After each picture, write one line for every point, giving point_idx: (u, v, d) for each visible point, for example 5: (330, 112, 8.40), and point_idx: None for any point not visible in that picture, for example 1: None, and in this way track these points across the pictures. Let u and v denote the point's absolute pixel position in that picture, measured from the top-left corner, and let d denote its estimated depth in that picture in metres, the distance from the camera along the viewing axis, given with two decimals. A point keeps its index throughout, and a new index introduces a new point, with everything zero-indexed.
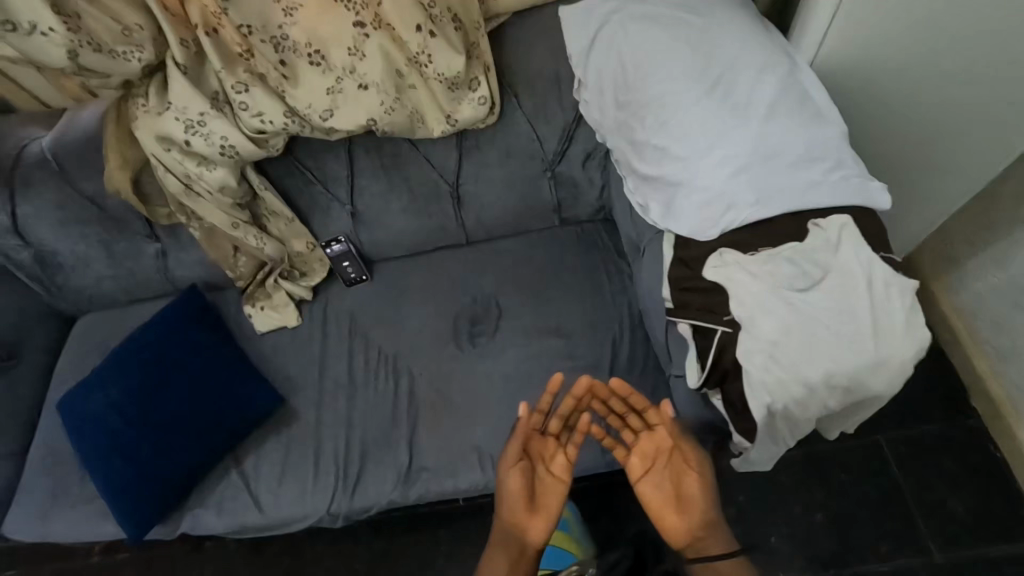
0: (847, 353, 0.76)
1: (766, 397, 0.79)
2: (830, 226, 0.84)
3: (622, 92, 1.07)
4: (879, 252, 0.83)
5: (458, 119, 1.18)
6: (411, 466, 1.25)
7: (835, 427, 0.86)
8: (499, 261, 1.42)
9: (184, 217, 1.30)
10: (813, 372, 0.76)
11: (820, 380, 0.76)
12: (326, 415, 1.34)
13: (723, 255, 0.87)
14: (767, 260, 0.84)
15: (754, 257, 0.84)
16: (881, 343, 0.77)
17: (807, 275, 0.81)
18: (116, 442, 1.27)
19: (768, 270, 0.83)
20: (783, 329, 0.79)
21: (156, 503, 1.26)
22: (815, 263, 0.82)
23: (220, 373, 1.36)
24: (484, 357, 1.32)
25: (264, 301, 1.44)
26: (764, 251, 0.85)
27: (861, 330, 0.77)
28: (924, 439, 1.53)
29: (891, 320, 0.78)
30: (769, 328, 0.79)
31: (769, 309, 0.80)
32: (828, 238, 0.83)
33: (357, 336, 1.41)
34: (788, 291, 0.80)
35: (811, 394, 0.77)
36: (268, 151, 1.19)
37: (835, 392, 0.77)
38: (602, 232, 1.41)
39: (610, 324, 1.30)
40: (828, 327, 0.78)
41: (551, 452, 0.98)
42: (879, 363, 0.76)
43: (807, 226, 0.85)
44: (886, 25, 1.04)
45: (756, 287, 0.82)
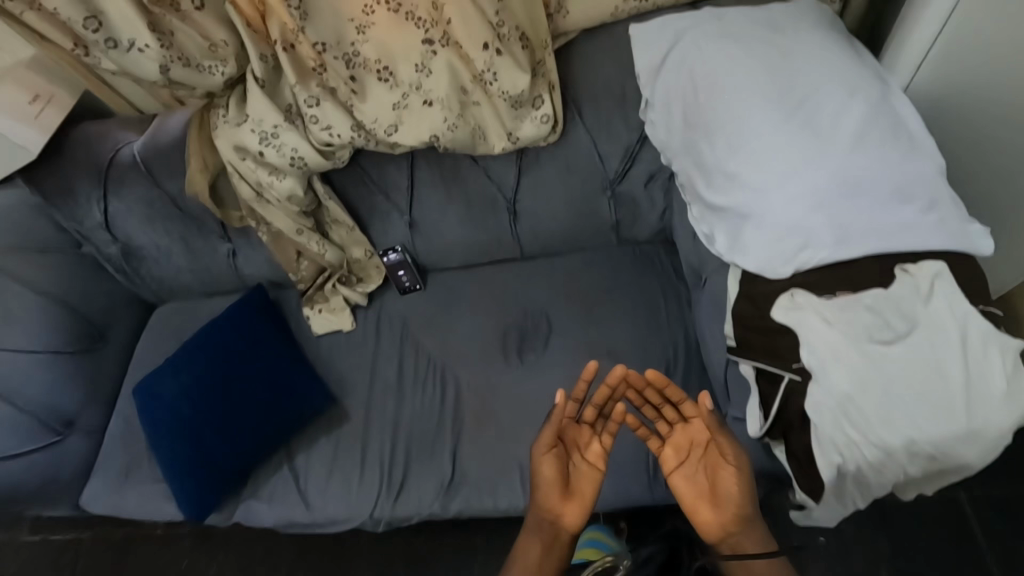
0: (933, 418, 0.70)
1: (835, 456, 0.73)
2: (921, 273, 0.77)
3: (693, 114, 1.03)
4: (979, 305, 0.75)
5: (519, 137, 1.18)
6: (454, 479, 1.25)
7: (912, 489, 0.77)
8: (552, 278, 1.40)
9: (254, 221, 1.36)
10: (891, 435, 0.70)
11: (899, 445, 0.70)
12: (374, 420, 1.36)
13: (794, 296, 0.81)
14: (845, 305, 0.77)
15: (830, 301, 0.78)
16: (974, 409, 0.69)
17: (890, 325, 0.75)
18: (181, 429, 1.35)
19: (845, 317, 0.76)
20: (859, 384, 0.73)
21: (212, 492, 1.31)
22: (901, 313, 0.75)
23: (281, 370, 1.41)
24: (532, 373, 1.30)
25: (322, 304, 1.48)
26: (842, 296, 0.79)
27: (950, 392, 0.70)
28: (1012, 498, 1.39)
29: (988, 384, 0.70)
30: (843, 381, 0.73)
31: (845, 360, 0.74)
32: (917, 287, 0.76)
33: (408, 344, 1.43)
34: (867, 342, 0.74)
35: (887, 458, 0.71)
36: (334, 162, 1.23)
37: (916, 458, 0.71)
38: (661, 254, 1.37)
39: (665, 351, 1.26)
40: (912, 387, 0.71)
41: (584, 439, 0.95)
42: (970, 432, 0.69)
43: (894, 271, 0.78)
44: (993, 50, 0.95)
45: (831, 335, 0.76)
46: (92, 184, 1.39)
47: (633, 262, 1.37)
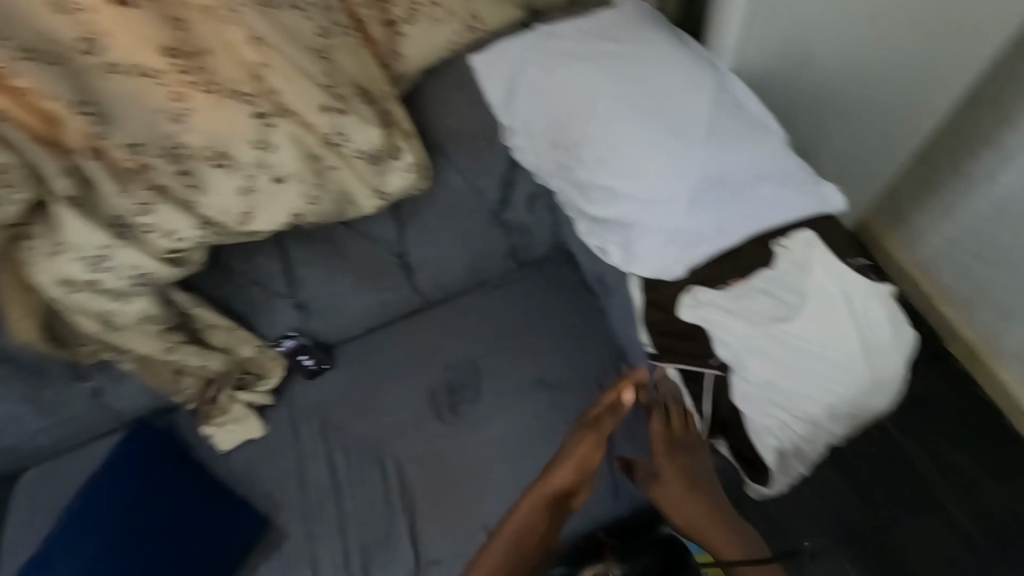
0: (843, 379, 0.74)
1: (772, 439, 0.77)
2: (795, 244, 0.82)
3: (555, 132, 1.02)
4: (849, 260, 0.80)
5: (388, 193, 1.11)
6: (421, 562, 1.16)
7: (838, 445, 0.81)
8: (465, 319, 1.35)
9: (111, 353, 1.17)
10: (813, 406, 0.74)
11: (821, 413, 0.74)
12: (318, 526, 1.23)
13: (695, 294, 0.83)
14: (741, 292, 0.80)
15: (727, 291, 0.81)
16: (871, 360, 0.75)
17: (784, 301, 0.78)
18: None
19: (745, 304, 0.79)
20: (774, 367, 0.76)
21: None
22: (789, 287, 0.79)
23: (196, 508, 1.22)
24: (471, 427, 1.24)
25: (222, 417, 1.31)
26: (735, 284, 0.82)
27: (851, 350, 0.74)
28: (916, 394, 1.55)
29: (875, 331, 0.76)
30: (759, 367, 0.76)
31: (756, 347, 0.77)
32: (796, 259, 0.81)
33: (334, 433, 1.31)
34: (771, 323, 0.77)
35: (815, 427, 0.75)
36: (186, 268, 1.09)
37: (839, 419, 0.75)
38: (564, 267, 1.37)
39: (592, 362, 1.26)
40: (819, 355, 0.75)
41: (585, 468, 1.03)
42: (875, 381, 0.74)
43: (773, 249, 0.83)
44: (795, 18, 1.04)
45: (737, 325, 0.78)
46: None
47: (539, 282, 1.36)
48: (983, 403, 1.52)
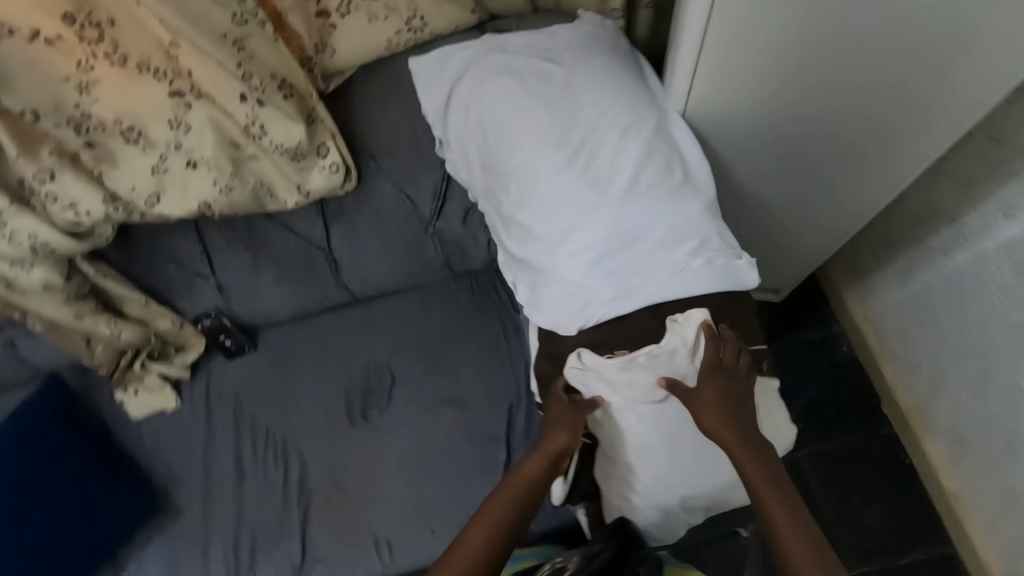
0: (703, 475, 0.81)
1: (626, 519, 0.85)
2: (688, 321, 0.80)
3: (486, 155, 0.96)
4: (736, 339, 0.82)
5: (311, 191, 1.07)
6: (306, 559, 1.18)
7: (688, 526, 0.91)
8: (390, 323, 1.33)
9: (17, 312, 1.15)
10: (669, 496, 0.81)
11: (676, 503, 0.82)
12: (213, 507, 1.24)
13: (582, 356, 0.83)
14: (625, 365, 0.81)
15: (614, 363, 0.81)
16: None
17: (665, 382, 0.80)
18: None
19: (628, 382, 0.81)
20: (640, 448, 0.81)
21: None
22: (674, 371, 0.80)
23: (80, 481, 1.21)
24: (376, 433, 1.24)
25: (136, 384, 1.30)
26: (619, 355, 0.81)
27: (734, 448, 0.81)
28: (841, 449, 1.53)
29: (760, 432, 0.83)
30: (639, 447, 0.81)
31: (626, 426, 0.82)
32: (683, 339, 0.80)
33: (244, 419, 1.30)
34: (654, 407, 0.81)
35: (667, 515, 0.83)
36: (94, 241, 1.06)
37: (692, 509, 0.83)
38: (498, 283, 1.34)
39: (507, 386, 1.25)
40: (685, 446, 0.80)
41: (561, 449, 0.83)
42: (734, 481, 0.81)
43: (666, 321, 0.81)
44: (755, 66, 0.96)
45: (611, 398, 0.82)
46: None
47: (470, 297, 1.33)
48: (906, 468, 1.50)
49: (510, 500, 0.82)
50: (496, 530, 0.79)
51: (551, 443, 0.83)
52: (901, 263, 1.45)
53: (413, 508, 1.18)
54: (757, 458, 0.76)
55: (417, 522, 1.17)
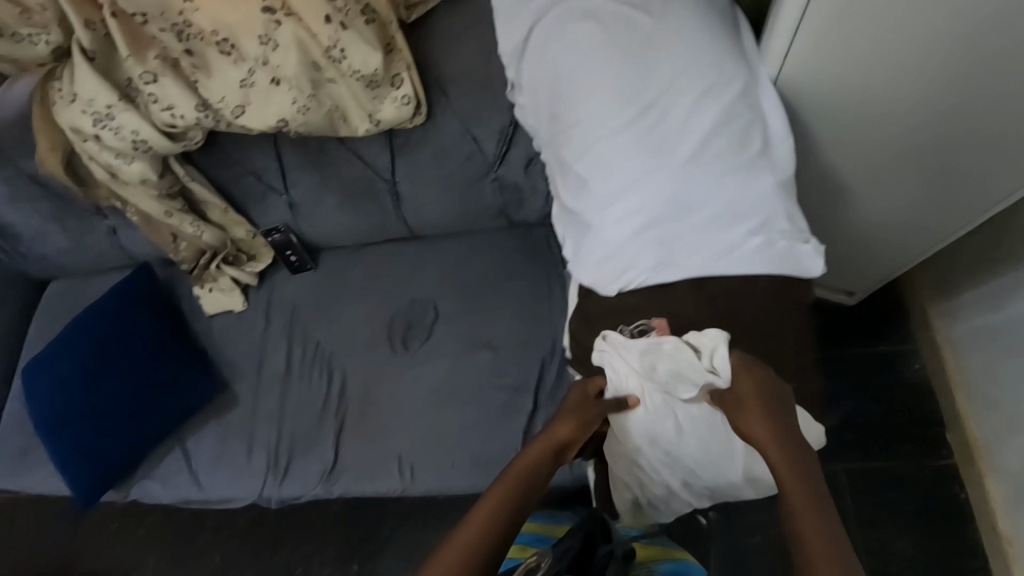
0: (710, 467, 0.82)
1: (627, 486, 0.90)
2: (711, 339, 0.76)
3: (554, 102, 0.95)
4: (782, 322, 0.80)
5: (381, 121, 1.08)
6: (336, 464, 1.28)
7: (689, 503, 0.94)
8: (441, 264, 1.37)
9: (119, 202, 1.28)
10: (672, 476, 0.84)
11: (678, 482, 0.84)
12: (262, 403, 1.36)
13: (607, 339, 0.83)
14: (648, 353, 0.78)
15: (636, 347, 0.79)
16: (750, 463, 0.80)
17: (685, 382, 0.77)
18: (58, 419, 1.32)
19: (646, 372, 0.79)
20: (650, 435, 0.81)
21: (98, 476, 1.32)
22: (700, 374, 0.76)
23: (168, 349, 1.39)
24: (414, 362, 1.31)
25: (212, 283, 1.44)
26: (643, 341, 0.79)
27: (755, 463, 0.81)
28: (886, 469, 1.44)
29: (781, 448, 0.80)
30: (651, 438, 0.82)
31: (642, 414, 0.81)
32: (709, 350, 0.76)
33: (298, 331, 1.40)
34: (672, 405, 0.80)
35: (668, 489, 0.87)
36: (184, 144, 1.13)
37: (694, 490, 0.86)
38: (550, 239, 1.33)
39: (543, 340, 1.27)
40: (698, 441, 0.80)
41: (565, 438, 0.80)
42: (742, 478, 0.81)
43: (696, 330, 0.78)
44: (864, 32, 0.87)
45: (629, 380, 0.81)
46: None
47: (520, 249, 1.34)
48: (958, 503, 1.39)
49: (510, 487, 0.77)
50: (499, 517, 0.74)
51: (557, 434, 0.80)
52: (1002, 282, 1.29)
53: (437, 437, 1.25)
54: (796, 451, 0.70)
55: (439, 451, 1.24)
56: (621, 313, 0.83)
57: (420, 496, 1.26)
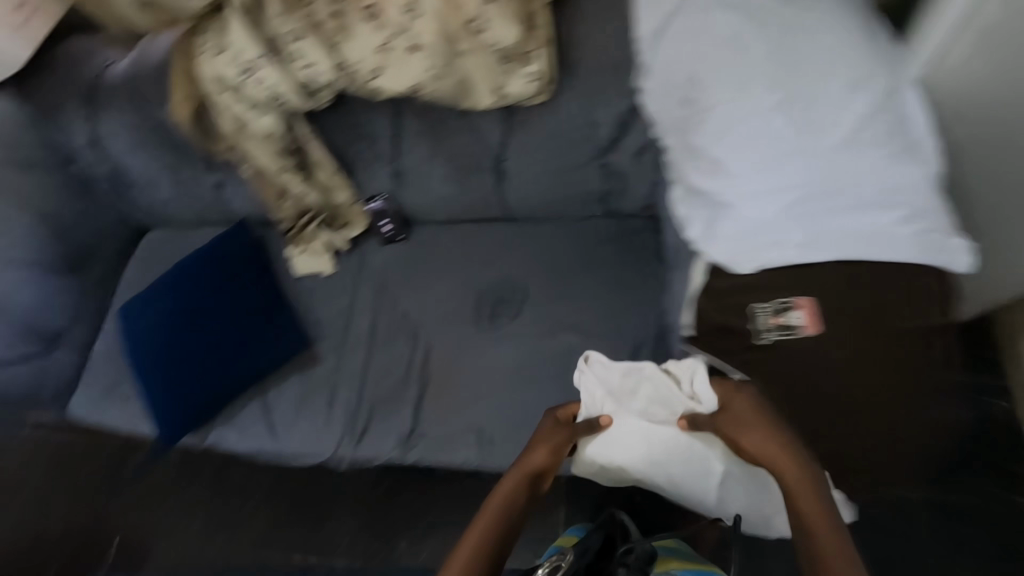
0: (685, 483, 0.95)
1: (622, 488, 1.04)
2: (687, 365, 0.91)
3: (690, 86, 0.96)
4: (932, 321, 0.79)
5: (507, 95, 1.12)
6: (414, 431, 1.30)
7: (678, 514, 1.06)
8: (531, 246, 1.39)
9: (238, 156, 1.34)
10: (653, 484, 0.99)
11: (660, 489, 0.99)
12: (345, 364, 1.39)
13: (591, 361, 1.02)
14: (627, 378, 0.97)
15: (618, 372, 0.98)
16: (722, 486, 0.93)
17: (661, 404, 0.94)
18: (158, 356, 1.39)
19: (625, 395, 0.96)
20: (628, 452, 0.95)
21: (184, 415, 1.37)
22: (677, 399, 0.92)
23: (263, 303, 1.45)
24: (501, 337, 1.32)
25: (304, 245, 1.48)
26: (626, 366, 0.98)
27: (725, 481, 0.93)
28: (970, 508, 1.37)
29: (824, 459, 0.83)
30: (623, 455, 0.96)
31: (621, 433, 0.95)
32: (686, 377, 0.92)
33: (384, 298, 1.44)
34: (643, 427, 0.94)
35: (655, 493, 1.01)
36: (314, 103, 1.19)
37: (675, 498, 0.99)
38: (644, 231, 1.34)
39: (634, 329, 1.26)
40: (673, 459, 0.94)
41: (540, 464, 0.90)
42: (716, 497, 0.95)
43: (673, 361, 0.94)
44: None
45: (606, 402, 0.97)
46: (80, 103, 1.40)
47: (613, 238, 1.35)
48: None
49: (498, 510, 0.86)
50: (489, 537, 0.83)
51: (529, 461, 0.90)
52: None
53: (521, 414, 1.25)
54: (805, 471, 0.75)
55: (519, 426, 1.24)
56: (753, 291, 0.84)
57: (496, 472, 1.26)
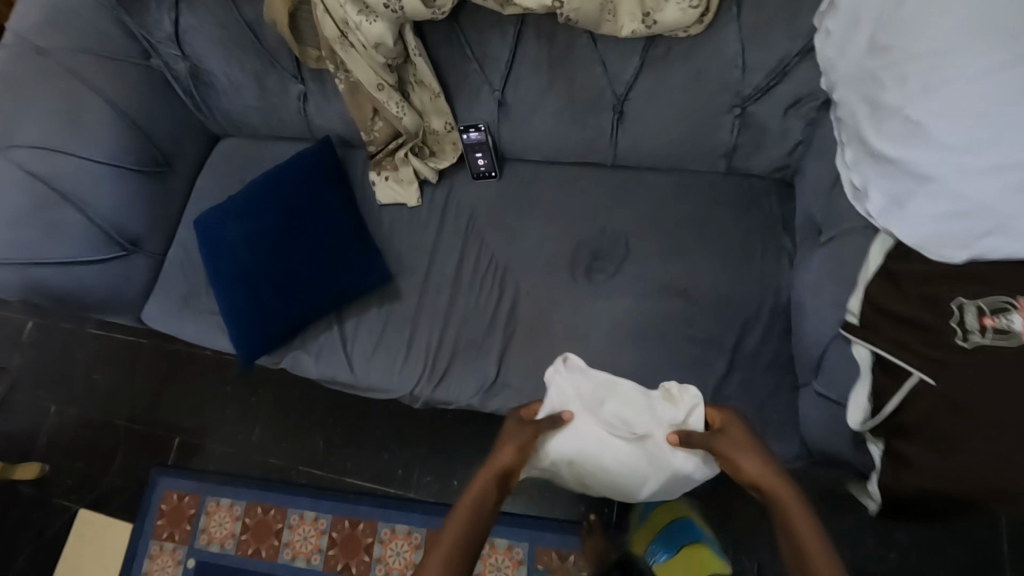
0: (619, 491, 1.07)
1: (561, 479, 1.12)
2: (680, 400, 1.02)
3: (882, 32, 0.83)
4: None
5: (658, 22, 0.97)
6: (497, 381, 1.25)
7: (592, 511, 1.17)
8: (639, 198, 1.27)
9: (333, 66, 1.22)
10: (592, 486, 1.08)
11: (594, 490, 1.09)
12: (427, 303, 1.34)
13: (568, 362, 1.09)
14: (602, 389, 1.06)
15: (594, 381, 1.07)
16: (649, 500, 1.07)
17: (631, 419, 1.04)
18: (240, 273, 1.35)
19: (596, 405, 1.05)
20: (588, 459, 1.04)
21: (264, 336, 1.34)
22: (653, 420, 1.03)
23: (346, 228, 1.38)
24: (598, 293, 1.23)
25: (391, 171, 1.40)
26: (603, 381, 1.07)
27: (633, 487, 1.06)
28: None
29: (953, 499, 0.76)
30: (572, 454, 1.04)
31: (585, 439, 1.03)
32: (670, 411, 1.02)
33: (472, 237, 1.35)
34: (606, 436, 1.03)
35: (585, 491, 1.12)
36: (432, 12, 1.07)
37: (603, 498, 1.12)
38: (770, 196, 1.20)
39: (749, 303, 1.15)
40: (621, 474, 1.04)
41: (508, 462, 0.93)
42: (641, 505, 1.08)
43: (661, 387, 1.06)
44: None
45: (574, 406, 1.04)
46: None
47: (733, 198, 1.22)
48: None
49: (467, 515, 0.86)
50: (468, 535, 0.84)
51: (499, 459, 0.94)
52: None
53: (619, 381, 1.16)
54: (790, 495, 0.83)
55: None
56: (938, 280, 0.79)
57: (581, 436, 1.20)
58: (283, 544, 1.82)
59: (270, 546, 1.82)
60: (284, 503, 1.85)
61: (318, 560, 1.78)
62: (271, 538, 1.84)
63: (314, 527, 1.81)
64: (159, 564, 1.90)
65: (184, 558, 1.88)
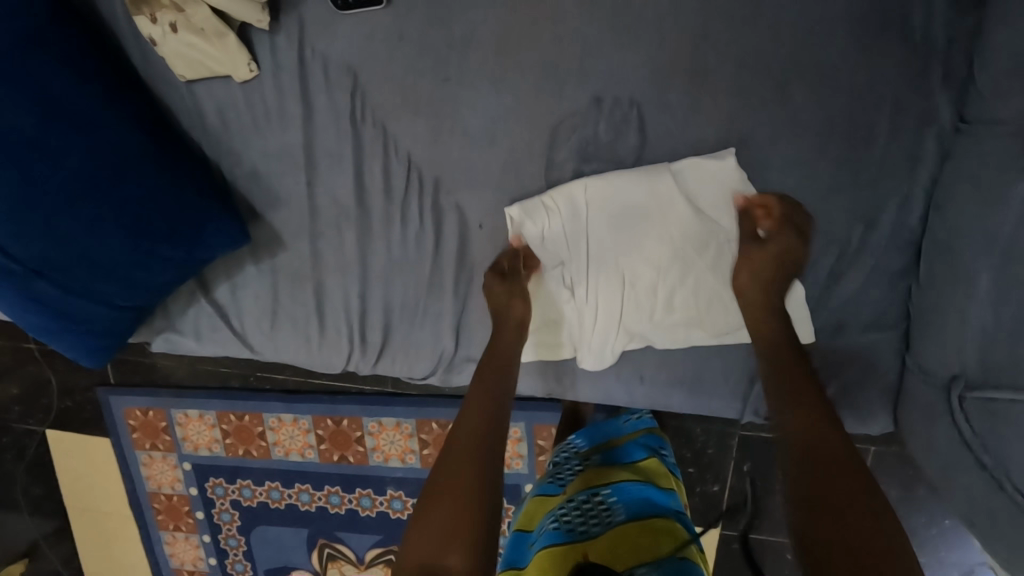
0: (640, 259, 0.74)
1: (559, 270, 0.76)
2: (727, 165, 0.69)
3: None
4: None
5: None
6: (457, 355, 0.86)
7: (591, 354, 0.78)
8: (669, 31, 0.67)
9: None
10: (602, 254, 0.74)
11: (604, 262, 0.74)
12: (329, 252, 0.85)
13: (564, 191, 0.73)
14: (624, 178, 0.71)
15: (611, 178, 0.72)
16: (674, 276, 0.74)
17: (653, 181, 0.70)
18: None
19: (563, 204, 0.73)
20: (586, 209, 0.73)
21: (80, 343, 0.80)
22: (666, 173, 0.70)
23: (145, 164, 0.73)
24: (640, 253, 0.73)
25: (175, 16, 0.69)
26: (633, 171, 0.71)
27: (666, 276, 0.74)
28: None
29: None
30: (560, 275, 0.76)
31: (581, 190, 0.72)
32: (713, 172, 0.69)
33: (371, 136, 0.78)
34: (598, 208, 0.73)
35: (590, 279, 0.75)
36: None
37: (614, 285, 0.75)
38: (912, 5, 0.62)
39: (842, 230, 0.68)
40: (642, 227, 0.72)
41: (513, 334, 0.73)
42: (664, 286, 0.74)
43: (718, 151, 0.69)
44: None
45: (578, 186, 0.72)
46: None
47: (854, 17, 0.63)
48: None
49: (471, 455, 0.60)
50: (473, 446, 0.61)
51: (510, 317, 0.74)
52: None
53: (677, 338, 0.76)
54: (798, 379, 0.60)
55: (620, 362, 0.81)
56: None
57: (595, 388, 0.83)
58: (273, 444, 1.38)
59: (260, 448, 1.38)
60: (255, 407, 1.34)
61: (315, 456, 1.37)
62: (256, 439, 1.38)
63: (298, 424, 1.35)
64: (149, 475, 1.44)
65: (177, 466, 1.43)
